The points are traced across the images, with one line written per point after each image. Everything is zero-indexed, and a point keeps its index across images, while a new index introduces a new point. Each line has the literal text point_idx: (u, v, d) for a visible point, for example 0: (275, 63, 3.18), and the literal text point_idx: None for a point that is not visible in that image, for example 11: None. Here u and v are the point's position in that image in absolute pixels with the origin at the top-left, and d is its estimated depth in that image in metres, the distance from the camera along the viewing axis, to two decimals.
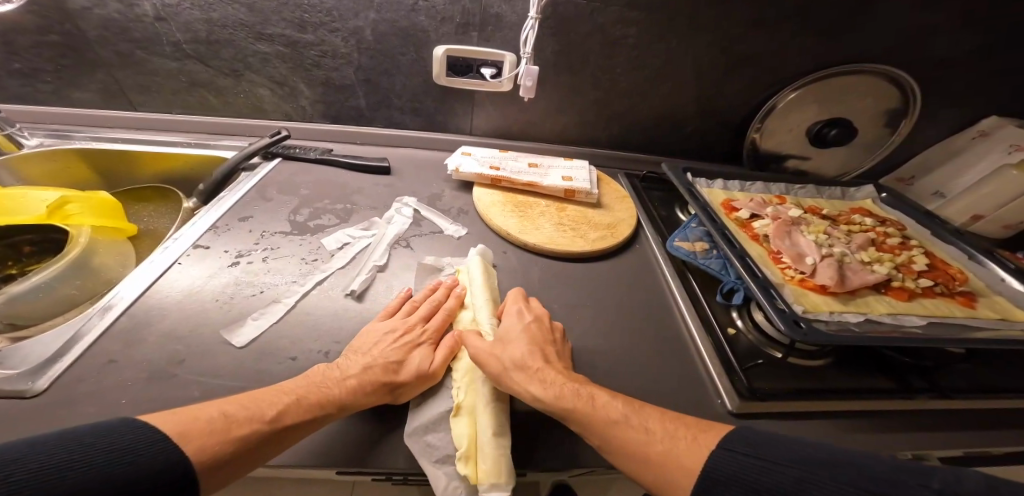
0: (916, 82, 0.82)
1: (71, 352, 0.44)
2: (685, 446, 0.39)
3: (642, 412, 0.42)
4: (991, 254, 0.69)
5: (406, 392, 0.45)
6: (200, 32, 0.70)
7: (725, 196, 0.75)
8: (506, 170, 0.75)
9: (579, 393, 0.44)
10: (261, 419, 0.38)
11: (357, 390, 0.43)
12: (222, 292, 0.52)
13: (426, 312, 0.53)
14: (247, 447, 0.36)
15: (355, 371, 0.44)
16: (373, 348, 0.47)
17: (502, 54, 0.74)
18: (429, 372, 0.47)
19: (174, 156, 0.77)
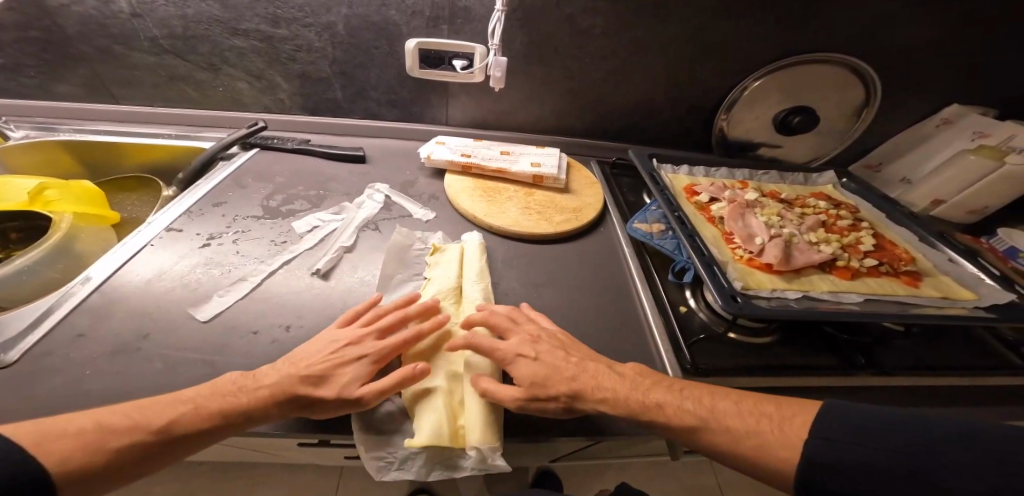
0: (878, 72, 0.84)
1: (43, 325, 0.47)
2: (774, 438, 0.40)
3: (715, 402, 0.43)
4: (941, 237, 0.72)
5: (319, 411, 0.43)
6: (178, 28, 0.72)
7: (688, 182, 0.78)
8: (477, 157, 0.78)
9: (653, 399, 0.44)
10: (150, 429, 0.37)
11: (266, 403, 0.41)
12: (190, 272, 0.55)
13: (387, 324, 0.49)
14: (131, 457, 0.36)
15: (273, 381, 0.43)
16: (305, 358, 0.45)
17: (472, 47, 0.76)
18: (350, 398, 0.43)
19: (155, 147, 0.79)
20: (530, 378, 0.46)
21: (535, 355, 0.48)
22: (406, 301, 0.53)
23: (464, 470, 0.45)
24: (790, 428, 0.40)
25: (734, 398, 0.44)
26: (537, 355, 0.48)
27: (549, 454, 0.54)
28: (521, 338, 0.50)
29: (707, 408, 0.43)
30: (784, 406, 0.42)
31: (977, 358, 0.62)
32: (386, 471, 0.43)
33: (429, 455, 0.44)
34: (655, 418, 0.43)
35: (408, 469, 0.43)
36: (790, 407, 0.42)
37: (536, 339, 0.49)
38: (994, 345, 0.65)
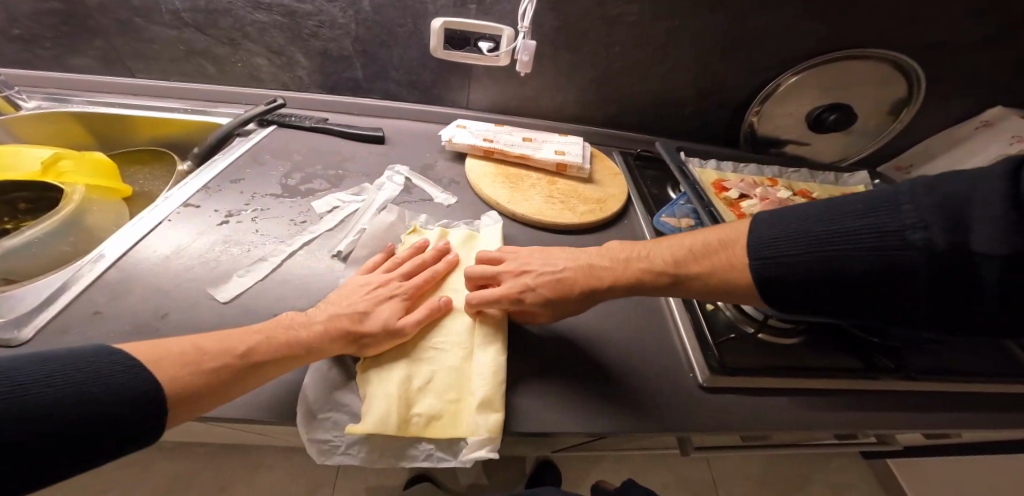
0: (922, 70, 0.80)
1: (58, 301, 0.46)
2: (725, 261, 0.44)
3: (671, 252, 0.48)
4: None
5: (375, 347, 0.46)
6: (199, 1, 0.70)
7: (717, 176, 0.76)
8: (499, 142, 0.75)
9: (631, 273, 0.49)
10: (231, 354, 0.38)
11: (323, 336, 0.44)
12: (211, 250, 0.54)
13: (409, 269, 0.54)
14: (222, 379, 0.37)
15: (323, 317, 0.46)
16: (348, 299, 0.48)
17: (500, 28, 0.73)
18: (396, 329, 0.47)
19: (170, 121, 0.78)
20: (550, 284, 0.51)
21: (532, 284, 0.51)
22: (418, 249, 0.57)
23: (417, 463, 0.42)
24: (736, 253, 0.43)
25: (681, 243, 0.49)
26: (535, 284, 0.51)
27: (550, 446, 0.53)
28: (510, 275, 0.53)
29: (672, 263, 0.47)
30: (726, 231, 0.47)
31: (1006, 369, 0.60)
32: (329, 454, 0.41)
33: (376, 445, 0.42)
34: (642, 286, 0.49)
35: (354, 453, 0.41)
36: (728, 232, 0.46)
37: (524, 268, 0.53)
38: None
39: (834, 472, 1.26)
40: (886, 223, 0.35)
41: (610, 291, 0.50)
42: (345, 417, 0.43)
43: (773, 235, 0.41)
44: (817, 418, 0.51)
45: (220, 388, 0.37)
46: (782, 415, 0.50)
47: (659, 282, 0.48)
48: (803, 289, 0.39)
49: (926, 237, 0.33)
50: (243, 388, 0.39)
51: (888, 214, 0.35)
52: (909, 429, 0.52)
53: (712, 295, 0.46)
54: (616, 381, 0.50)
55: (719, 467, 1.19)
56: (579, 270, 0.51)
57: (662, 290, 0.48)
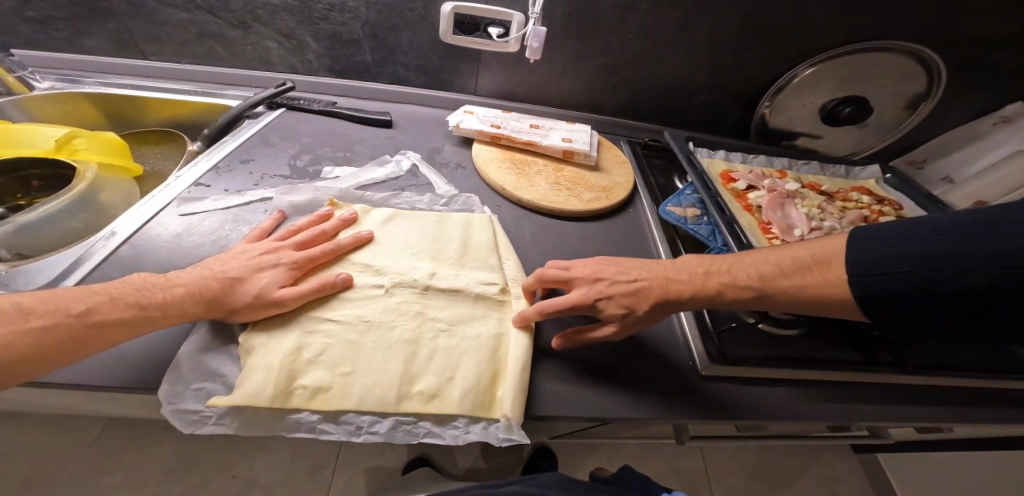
0: (943, 63, 0.79)
1: (73, 276, 0.46)
2: (819, 280, 0.43)
3: (757, 269, 0.47)
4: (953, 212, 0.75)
5: (243, 313, 0.45)
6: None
7: (724, 167, 0.76)
8: (507, 128, 0.75)
9: (712, 285, 0.48)
10: (68, 313, 0.37)
11: (182, 299, 0.43)
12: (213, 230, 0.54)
13: (301, 239, 0.53)
14: (56, 340, 0.36)
15: (188, 281, 0.44)
16: (222, 263, 0.47)
17: (511, 14, 0.73)
18: (272, 299, 0.46)
19: (180, 103, 0.78)
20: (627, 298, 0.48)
21: (608, 294, 0.48)
22: (321, 217, 0.57)
23: (298, 435, 0.41)
24: (833, 272, 0.42)
25: (765, 258, 0.47)
26: (611, 293, 0.48)
27: (551, 431, 0.53)
28: (586, 282, 0.50)
29: (758, 278, 0.46)
30: (819, 248, 0.45)
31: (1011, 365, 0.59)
32: (199, 425, 0.40)
33: (247, 412, 0.41)
34: (723, 298, 0.47)
35: (226, 424, 0.40)
36: (822, 247, 0.45)
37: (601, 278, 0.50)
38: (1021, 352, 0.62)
39: (832, 466, 1.26)
40: (969, 253, 0.36)
41: (683, 302, 0.48)
42: (218, 388, 0.42)
43: (891, 248, 0.39)
44: (816, 409, 0.51)
45: (68, 349, 0.36)
46: (781, 405, 0.50)
47: (742, 296, 0.47)
48: (886, 303, 0.39)
49: (1015, 263, 0.33)
50: (84, 352, 0.37)
51: (977, 239, 0.36)
52: (906, 422, 0.52)
53: (804, 310, 0.45)
54: (622, 363, 0.50)
55: (716, 458, 1.20)
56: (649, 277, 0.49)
57: (744, 305, 0.47)
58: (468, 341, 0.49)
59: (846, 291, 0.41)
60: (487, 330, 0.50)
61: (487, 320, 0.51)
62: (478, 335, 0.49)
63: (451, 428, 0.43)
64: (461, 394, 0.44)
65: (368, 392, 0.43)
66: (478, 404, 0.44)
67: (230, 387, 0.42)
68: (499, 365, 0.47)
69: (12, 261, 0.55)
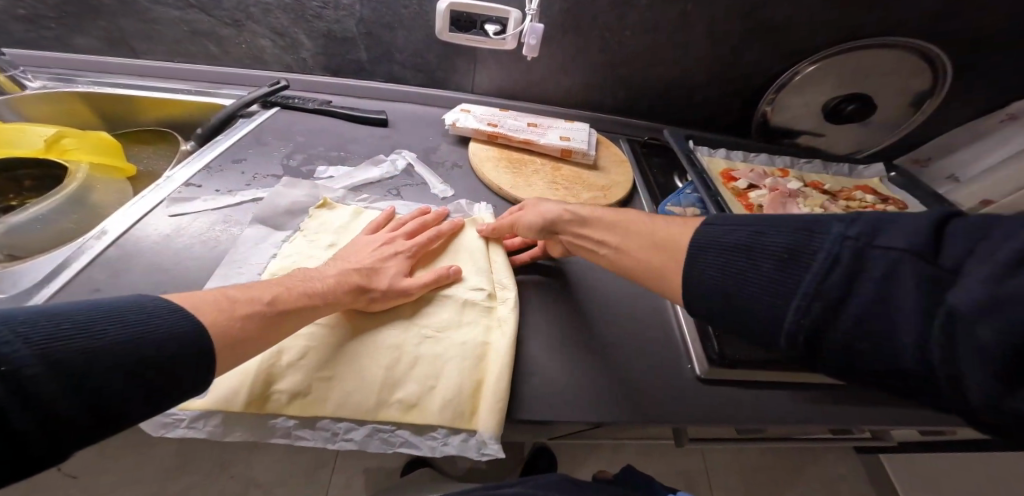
0: (949, 60, 0.77)
1: (58, 277, 0.45)
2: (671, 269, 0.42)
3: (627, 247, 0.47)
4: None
5: (379, 302, 0.48)
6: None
7: (725, 166, 0.75)
8: (503, 127, 0.74)
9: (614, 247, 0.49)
10: (260, 301, 0.40)
11: (336, 287, 0.46)
12: (272, 248, 0.54)
13: (412, 229, 0.57)
14: None
15: (333, 274, 0.47)
16: (352, 255, 0.51)
17: (507, 10, 0.71)
18: (402, 288, 0.49)
19: (173, 101, 0.77)
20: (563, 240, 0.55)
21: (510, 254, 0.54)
22: (422, 212, 0.60)
23: (273, 440, 0.40)
24: (671, 268, 0.42)
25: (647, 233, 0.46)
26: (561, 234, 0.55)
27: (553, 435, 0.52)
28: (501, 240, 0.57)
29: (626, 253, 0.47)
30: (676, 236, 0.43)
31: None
32: (171, 428, 0.39)
33: (232, 418, 0.40)
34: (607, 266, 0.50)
35: (198, 427, 0.39)
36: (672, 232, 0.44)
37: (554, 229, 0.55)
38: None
39: (834, 466, 1.25)
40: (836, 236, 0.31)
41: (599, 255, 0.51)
42: None
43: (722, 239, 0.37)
44: (817, 412, 0.50)
45: (239, 343, 0.37)
46: (785, 410, 0.49)
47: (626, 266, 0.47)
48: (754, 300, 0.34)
49: (895, 248, 0.28)
50: (237, 358, 0.37)
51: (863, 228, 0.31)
52: (907, 425, 0.51)
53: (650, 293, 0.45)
54: (617, 367, 0.49)
55: (717, 459, 1.19)
56: (597, 232, 0.51)
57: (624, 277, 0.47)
58: (452, 348, 0.47)
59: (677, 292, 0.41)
60: (474, 338, 0.48)
61: (473, 327, 0.49)
62: (463, 343, 0.48)
63: (428, 438, 0.42)
64: (444, 402, 0.43)
65: (360, 397, 0.42)
66: (459, 414, 0.42)
67: None
68: (484, 373, 0.46)
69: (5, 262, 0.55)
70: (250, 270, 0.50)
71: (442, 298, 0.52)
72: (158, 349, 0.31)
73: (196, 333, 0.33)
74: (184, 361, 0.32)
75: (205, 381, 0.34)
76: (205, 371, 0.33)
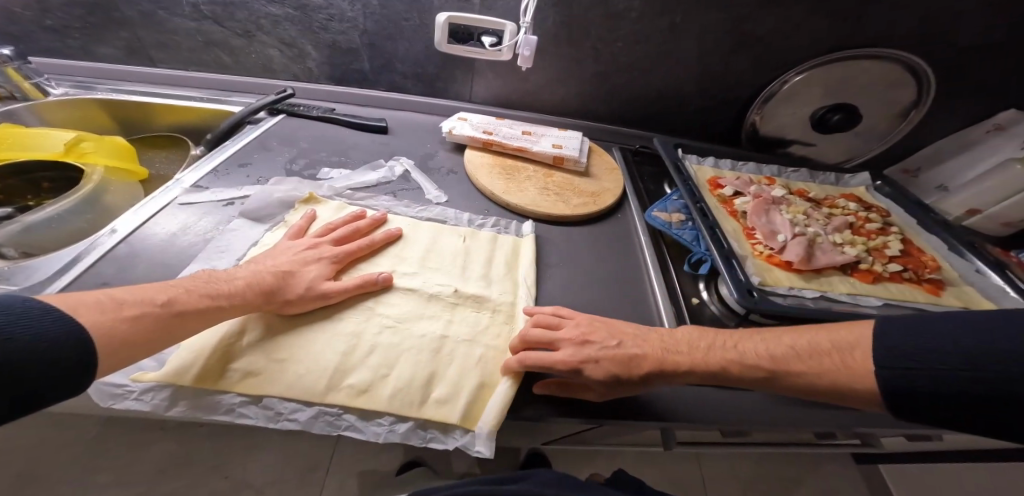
0: (932, 72, 0.79)
1: (71, 271, 0.48)
2: (840, 372, 0.40)
3: (769, 347, 0.44)
4: (1000, 270, 0.67)
5: (295, 305, 0.48)
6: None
7: (713, 174, 0.78)
8: (498, 134, 0.77)
9: (717, 360, 0.45)
10: (152, 303, 0.40)
11: (249, 289, 0.46)
12: (258, 237, 0.57)
13: (339, 235, 0.57)
14: (146, 324, 0.38)
15: (246, 274, 0.47)
16: (274, 259, 0.51)
17: (503, 23, 0.75)
18: (321, 292, 0.50)
19: (186, 108, 0.81)
20: (610, 369, 0.45)
21: (595, 358, 0.45)
22: (355, 216, 0.60)
23: (216, 416, 0.41)
24: (856, 359, 0.40)
25: (778, 335, 0.45)
26: (598, 358, 0.45)
27: (546, 434, 0.54)
28: (571, 345, 0.47)
29: (768, 357, 0.44)
30: (839, 333, 0.43)
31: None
32: (120, 400, 0.41)
33: (192, 396, 0.42)
34: (729, 375, 0.44)
35: (146, 400, 0.41)
36: (843, 335, 0.42)
37: (597, 349, 0.46)
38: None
39: (834, 479, 1.24)
40: (992, 345, 0.35)
41: (679, 377, 0.45)
42: (151, 364, 0.43)
43: (908, 341, 0.38)
44: (796, 413, 0.50)
45: (132, 344, 0.37)
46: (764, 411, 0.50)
47: (753, 376, 0.44)
48: (910, 396, 0.37)
49: None
50: (131, 358, 0.37)
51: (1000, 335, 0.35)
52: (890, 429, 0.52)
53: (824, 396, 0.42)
54: None
55: (715, 469, 1.19)
56: (674, 357, 0.45)
57: (750, 384, 0.44)
58: (410, 340, 0.50)
59: (873, 382, 0.39)
60: (432, 331, 0.51)
61: (435, 320, 0.52)
62: (422, 335, 0.50)
63: (373, 425, 0.43)
64: (401, 391, 0.45)
65: (345, 388, 0.44)
66: (407, 403, 0.44)
67: (161, 363, 0.44)
68: (444, 365, 0.48)
69: (18, 259, 0.57)
70: (230, 256, 0.54)
71: (431, 296, 0.54)
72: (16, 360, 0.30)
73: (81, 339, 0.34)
74: (42, 375, 0.31)
75: (71, 390, 0.33)
76: (68, 381, 0.33)
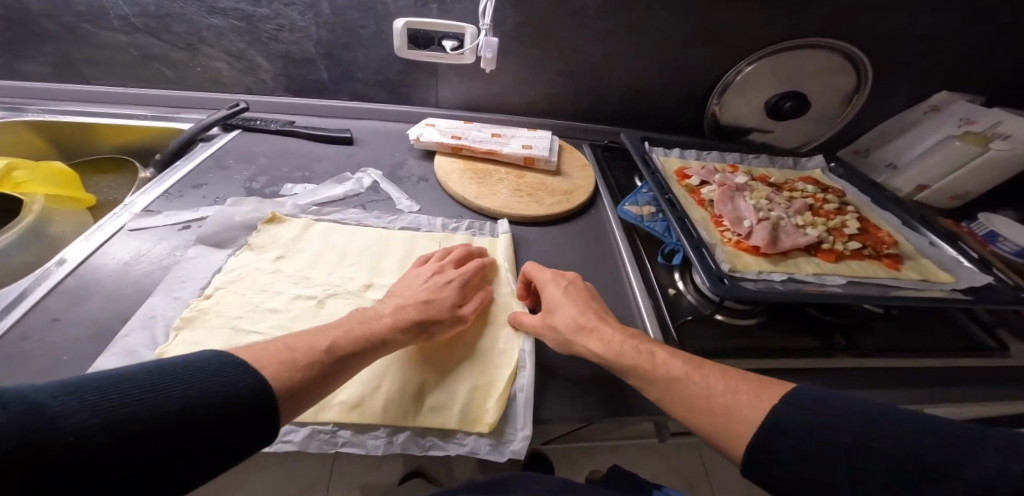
0: (870, 59, 0.84)
1: (15, 310, 0.45)
2: (748, 399, 0.38)
3: (701, 363, 0.43)
4: (952, 241, 0.71)
5: (444, 332, 0.48)
6: (150, 5, 0.69)
7: (679, 164, 0.80)
8: (467, 139, 0.77)
9: (644, 349, 0.44)
10: (307, 350, 0.39)
11: (395, 327, 0.45)
12: (219, 262, 0.54)
13: (455, 254, 0.56)
14: (310, 374, 0.37)
15: (390, 311, 0.47)
16: (405, 290, 0.50)
17: (463, 27, 0.74)
18: (460, 316, 0.50)
19: (129, 127, 0.76)
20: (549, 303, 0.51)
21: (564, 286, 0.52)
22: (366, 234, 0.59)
23: None
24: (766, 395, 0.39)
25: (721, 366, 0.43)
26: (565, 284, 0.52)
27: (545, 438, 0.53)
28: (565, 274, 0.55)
29: (694, 367, 0.42)
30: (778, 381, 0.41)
31: (958, 342, 0.62)
32: None
33: None
34: (635, 364, 0.43)
35: None
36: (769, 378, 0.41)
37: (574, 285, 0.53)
38: (973, 328, 0.65)
39: None
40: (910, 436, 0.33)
41: (586, 341, 0.46)
42: None
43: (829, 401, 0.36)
44: None
45: (300, 392, 0.36)
46: None
47: (642, 368, 0.43)
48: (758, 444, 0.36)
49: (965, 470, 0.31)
50: (300, 404, 0.36)
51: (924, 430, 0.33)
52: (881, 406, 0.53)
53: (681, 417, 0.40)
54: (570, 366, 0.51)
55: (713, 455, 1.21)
56: (605, 334, 0.46)
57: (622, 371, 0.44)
58: (394, 353, 0.49)
59: (756, 417, 0.37)
60: (415, 342, 0.50)
61: None
62: (406, 347, 0.49)
63: (372, 438, 0.42)
64: (392, 400, 0.44)
65: (328, 406, 0.43)
66: (402, 412, 0.44)
67: None
68: (431, 374, 0.47)
69: None
70: (193, 284, 0.50)
71: None
72: (204, 404, 0.31)
73: (244, 379, 0.33)
74: (209, 417, 0.30)
75: (263, 434, 0.33)
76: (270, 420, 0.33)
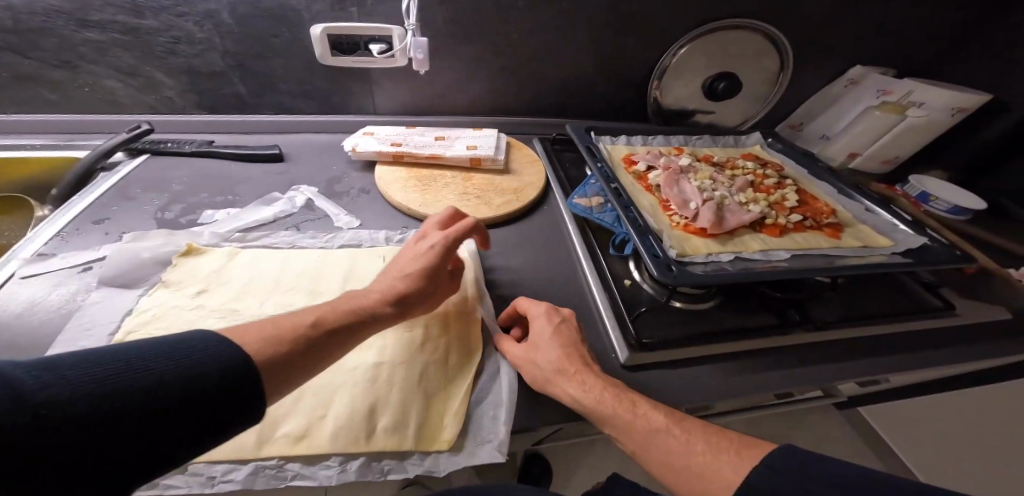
0: (789, 35, 0.86)
1: None
2: (727, 461, 0.35)
3: (680, 420, 0.40)
4: (885, 205, 0.74)
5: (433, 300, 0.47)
6: (8, 20, 0.62)
7: (626, 151, 0.80)
8: (408, 145, 0.73)
9: (622, 398, 0.41)
10: (301, 327, 0.36)
11: (386, 301, 0.43)
12: (128, 304, 0.48)
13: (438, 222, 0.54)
14: (301, 349, 0.35)
15: (380, 288, 0.44)
16: (393, 265, 0.48)
17: (388, 29, 0.71)
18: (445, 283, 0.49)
19: (16, 160, 0.69)
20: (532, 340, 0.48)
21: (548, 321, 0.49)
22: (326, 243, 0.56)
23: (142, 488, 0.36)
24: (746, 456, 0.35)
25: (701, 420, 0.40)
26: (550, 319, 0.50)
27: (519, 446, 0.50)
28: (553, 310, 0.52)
29: (672, 422, 0.39)
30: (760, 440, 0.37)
31: (905, 304, 0.65)
32: None
33: None
34: (610, 413, 0.40)
35: None
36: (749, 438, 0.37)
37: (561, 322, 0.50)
38: (917, 289, 0.68)
39: None
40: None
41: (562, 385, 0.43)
42: None
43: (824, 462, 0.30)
44: (740, 383, 0.51)
45: (286, 368, 0.34)
46: (709, 383, 0.50)
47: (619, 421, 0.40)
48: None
49: None
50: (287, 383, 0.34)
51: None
52: (839, 376, 0.54)
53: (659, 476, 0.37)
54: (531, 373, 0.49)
55: None
56: (585, 379, 0.43)
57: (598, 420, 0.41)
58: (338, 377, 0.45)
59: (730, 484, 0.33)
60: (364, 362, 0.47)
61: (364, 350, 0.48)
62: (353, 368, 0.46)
63: (322, 468, 0.39)
64: (337, 429, 0.41)
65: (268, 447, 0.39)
66: (353, 439, 0.41)
67: None
68: (380, 394, 0.44)
69: None
70: (99, 332, 0.45)
71: None
72: (186, 379, 0.28)
73: (217, 353, 0.31)
74: (191, 395, 0.28)
75: (241, 413, 0.30)
76: (245, 398, 0.30)
